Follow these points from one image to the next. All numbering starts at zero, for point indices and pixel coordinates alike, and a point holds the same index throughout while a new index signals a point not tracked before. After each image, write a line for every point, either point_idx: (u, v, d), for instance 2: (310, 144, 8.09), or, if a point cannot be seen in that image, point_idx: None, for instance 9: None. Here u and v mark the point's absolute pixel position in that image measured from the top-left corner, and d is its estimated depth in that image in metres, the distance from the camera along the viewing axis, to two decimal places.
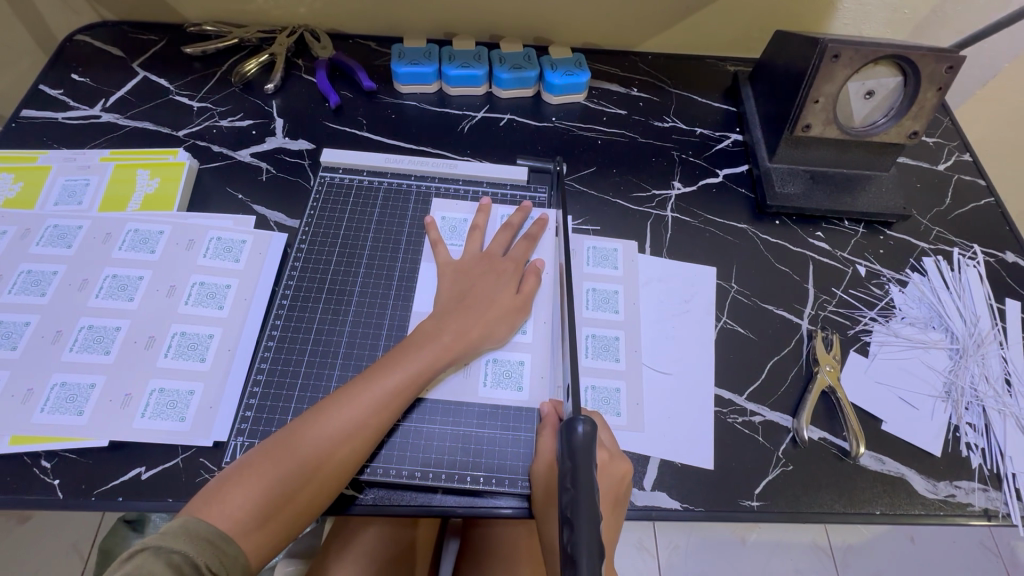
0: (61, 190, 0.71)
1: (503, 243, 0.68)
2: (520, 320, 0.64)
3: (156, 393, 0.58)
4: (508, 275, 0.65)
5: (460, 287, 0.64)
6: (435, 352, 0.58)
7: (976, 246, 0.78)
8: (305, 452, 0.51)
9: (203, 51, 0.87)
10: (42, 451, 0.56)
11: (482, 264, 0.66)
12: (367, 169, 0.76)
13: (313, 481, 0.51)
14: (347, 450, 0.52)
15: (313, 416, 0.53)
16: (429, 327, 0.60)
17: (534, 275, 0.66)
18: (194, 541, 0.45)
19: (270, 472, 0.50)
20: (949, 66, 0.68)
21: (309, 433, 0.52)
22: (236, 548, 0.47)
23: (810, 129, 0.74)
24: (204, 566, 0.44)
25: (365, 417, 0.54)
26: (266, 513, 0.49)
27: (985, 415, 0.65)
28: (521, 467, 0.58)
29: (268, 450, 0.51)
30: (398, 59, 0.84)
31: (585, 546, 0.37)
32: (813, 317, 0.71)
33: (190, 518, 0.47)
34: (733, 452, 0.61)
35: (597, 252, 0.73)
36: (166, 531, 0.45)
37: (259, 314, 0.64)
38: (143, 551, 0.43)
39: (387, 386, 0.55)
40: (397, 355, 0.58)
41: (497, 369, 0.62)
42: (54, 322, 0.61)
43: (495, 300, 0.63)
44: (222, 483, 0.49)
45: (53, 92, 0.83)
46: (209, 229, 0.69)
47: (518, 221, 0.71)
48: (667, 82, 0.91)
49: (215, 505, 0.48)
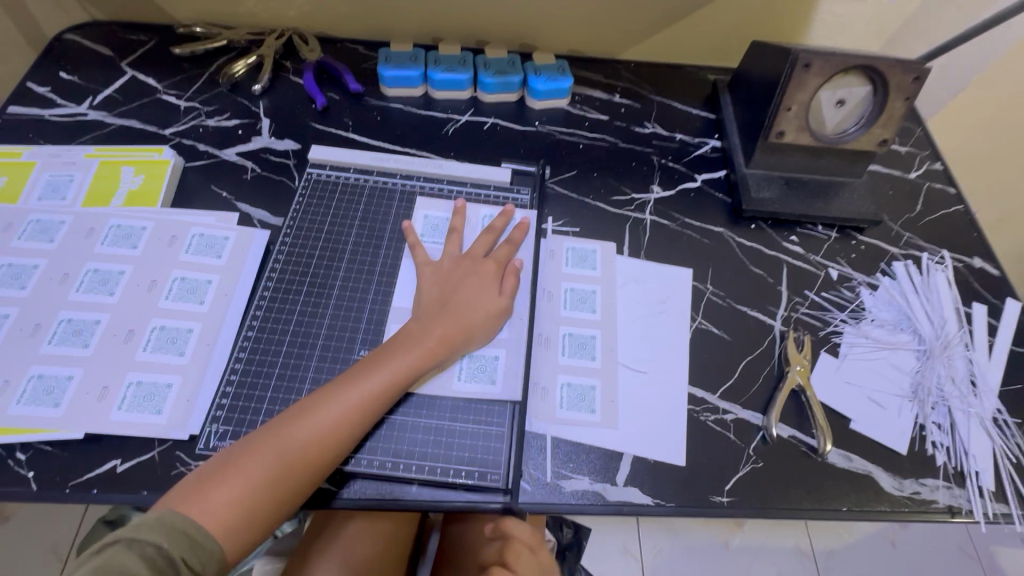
0: (45, 185, 0.72)
1: (484, 246, 0.69)
2: (501, 324, 0.65)
3: (133, 386, 0.59)
4: (490, 274, 0.66)
5: (443, 289, 0.65)
6: (419, 352, 0.59)
7: (944, 251, 0.80)
8: (287, 450, 0.52)
9: (192, 51, 0.88)
10: (17, 442, 0.56)
11: (466, 266, 0.67)
12: (352, 168, 0.77)
13: (295, 481, 0.51)
14: (329, 449, 0.53)
15: (297, 414, 0.54)
16: (414, 329, 0.61)
17: (513, 274, 0.67)
18: (169, 533, 0.46)
19: (252, 470, 0.50)
20: (915, 76, 0.70)
21: (292, 433, 0.52)
22: (214, 545, 0.48)
23: (784, 135, 0.76)
24: (176, 558, 0.45)
25: (348, 418, 0.54)
26: (247, 510, 0.49)
27: (950, 415, 0.66)
28: (494, 461, 0.59)
29: (250, 446, 0.52)
30: (384, 62, 0.86)
31: None
32: (786, 318, 0.72)
33: (169, 511, 0.47)
34: (704, 449, 0.63)
35: (575, 253, 0.74)
36: (141, 523, 0.46)
37: (239, 308, 0.65)
38: (116, 543, 0.45)
39: (371, 386, 0.56)
40: (383, 355, 0.58)
41: (473, 365, 0.63)
42: (34, 315, 0.61)
43: (478, 303, 0.63)
44: (204, 479, 0.50)
45: (41, 89, 0.84)
46: (192, 226, 0.70)
47: (501, 225, 0.72)
48: (649, 89, 0.94)
49: (195, 499, 0.49)
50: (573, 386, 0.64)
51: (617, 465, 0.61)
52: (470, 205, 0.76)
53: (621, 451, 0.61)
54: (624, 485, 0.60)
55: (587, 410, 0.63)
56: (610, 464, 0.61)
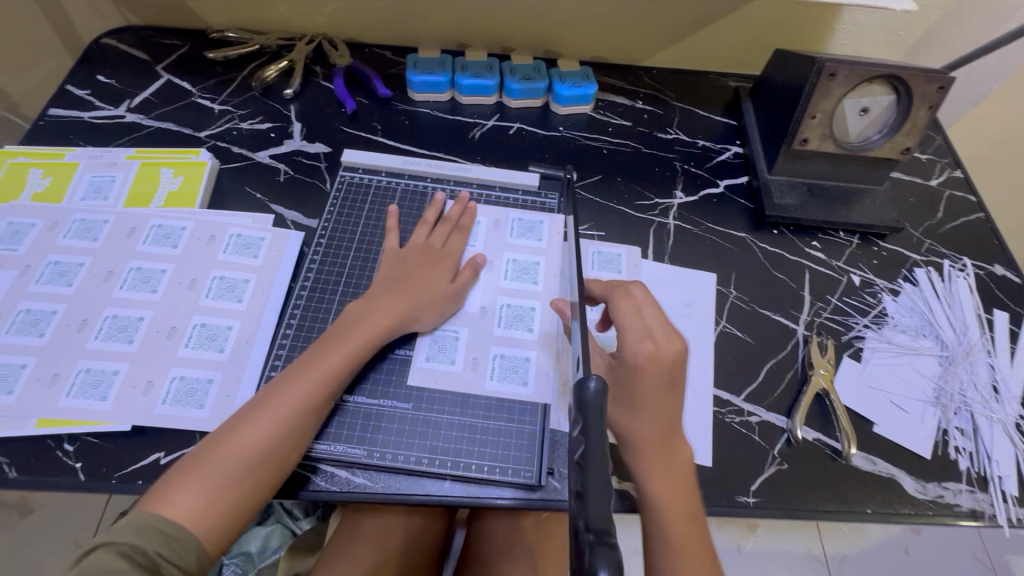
0: (87, 186, 0.74)
1: (441, 234, 0.71)
2: (450, 308, 0.66)
3: (176, 381, 0.61)
4: (445, 263, 0.68)
5: (394, 272, 0.66)
6: (365, 333, 0.60)
7: (965, 259, 0.81)
8: (250, 444, 0.52)
9: (225, 56, 0.91)
10: (65, 434, 0.58)
11: (419, 253, 0.68)
12: (385, 170, 0.79)
13: (258, 466, 0.52)
14: (287, 432, 0.54)
15: (254, 408, 0.54)
16: (360, 310, 0.62)
17: (472, 267, 0.69)
18: (143, 533, 0.47)
19: (217, 462, 0.51)
20: (939, 86, 0.71)
21: (252, 419, 0.53)
22: (188, 538, 0.48)
23: (807, 143, 0.77)
24: (153, 553, 0.46)
25: (303, 398, 0.55)
26: (216, 502, 0.50)
27: (973, 420, 0.67)
28: (526, 458, 0.60)
29: (210, 447, 0.52)
30: (413, 68, 0.88)
31: (598, 520, 0.34)
32: (809, 323, 0.74)
33: (140, 513, 0.48)
34: (729, 450, 0.64)
35: (602, 257, 0.76)
36: (118, 527, 0.47)
37: (276, 307, 0.67)
38: (97, 548, 0.46)
39: (321, 367, 0.57)
40: (330, 338, 0.60)
41: (433, 344, 0.65)
42: (81, 311, 0.64)
43: (428, 285, 0.65)
44: (171, 477, 0.51)
45: (80, 92, 0.86)
46: (229, 226, 0.72)
47: (454, 213, 0.73)
48: (671, 95, 0.95)
49: (164, 498, 0.49)
50: None
51: None
52: (482, 206, 0.77)
53: None
54: None
55: None
56: None
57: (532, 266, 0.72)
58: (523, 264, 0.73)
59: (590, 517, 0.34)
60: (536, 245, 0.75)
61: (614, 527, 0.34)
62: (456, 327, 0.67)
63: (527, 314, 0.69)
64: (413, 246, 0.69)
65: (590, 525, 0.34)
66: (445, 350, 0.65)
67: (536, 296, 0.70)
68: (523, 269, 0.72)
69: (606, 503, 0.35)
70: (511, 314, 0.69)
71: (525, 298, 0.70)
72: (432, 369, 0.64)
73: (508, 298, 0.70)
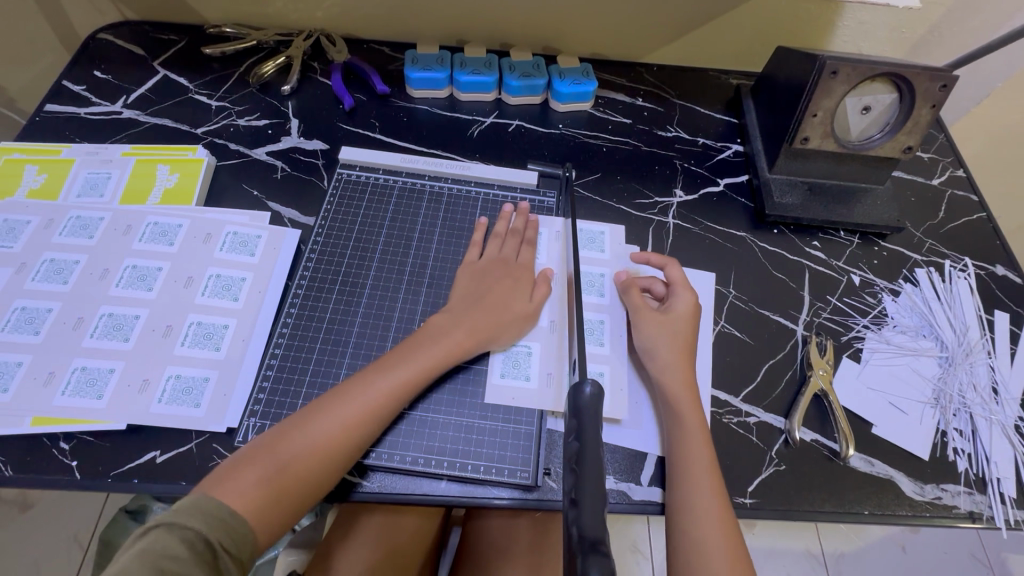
0: (83, 183, 0.74)
1: (512, 247, 0.71)
2: (527, 327, 0.66)
3: (172, 379, 0.60)
4: (523, 281, 0.68)
5: (473, 288, 0.66)
6: (443, 346, 0.60)
7: (967, 259, 0.80)
8: (315, 439, 0.53)
9: (222, 52, 0.90)
10: (61, 432, 0.58)
11: (497, 268, 0.68)
12: (383, 168, 0.79)
13: (322, 465, 0.53)
14: (354, 436, 0.54)
15: (325, 402, 0.55)
16: (440, 323, 0.62)
17: (546, 282, 0.69)
18: (206, 518, 0.47)
19: (283, 454, 0.52)
20: (943, 84, 0.70)
21: (323, 417, 0.54)
22: (246, 528, 0.48)
23: (808, 142, 0.76)
24: (213, 544, 0.46)
25: (376, 404, 0.56)
26: (277, 493, 0.50)
27: (971, 421, 0.67)
28: (521, 459, 0.60)
29: (282, 432, 0.53)
30: (411, 64, 0.87)
31: (592, 530, 0.34)
32: (809, 324, 0.73)
33: (205, 495, 0.48)
34: (726, 451, 0.64)
35: (584, 234, 0.77)
36: (179, 508, 0.47)
37: (272, 305, 0.66)
38: (157, 527, 0.45)
39: (397, 376, 0.57)
40: (407, 348, 0.60)
41: (507, 360, 0.65)
42: (76, 309, 0.63)
43: (509, 305, 0.65)
44: (237, 462, 0.51)
45: (76, 88, 0.86)
46: (226, 224, 0.71)
47: (518, 225, 0.73)
48: (672, 93, 0.94)
49: (229, 481, 0.50)
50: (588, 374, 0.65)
51: (641, 465, 0.62)
52: (545, 218, 0.77)
53: (645, 452, 0.62)
54: (648, 484, 0.61)
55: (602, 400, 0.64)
56: (635, 463, 0.62)
57: (597, 280, 0.72)
58: (588, 277, 0.73)
59: (583, 524, 0.35)
60: (599, 256, 0.75)
61: (606, 538, 0.34)
62: (529, 342, 0.66)
63: (597, 328, 0.69)
64: (490, 259, 0.69)
65: (583, 532, 0.35)
66: (519, 367, 0.64)
67: (604, 309, 0.70)
68: (589, 282, 0.72)
69: (600, 511, 0.36)
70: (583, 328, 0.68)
71: (593, 312, 0.70)
72: (509, 387, 0.63)
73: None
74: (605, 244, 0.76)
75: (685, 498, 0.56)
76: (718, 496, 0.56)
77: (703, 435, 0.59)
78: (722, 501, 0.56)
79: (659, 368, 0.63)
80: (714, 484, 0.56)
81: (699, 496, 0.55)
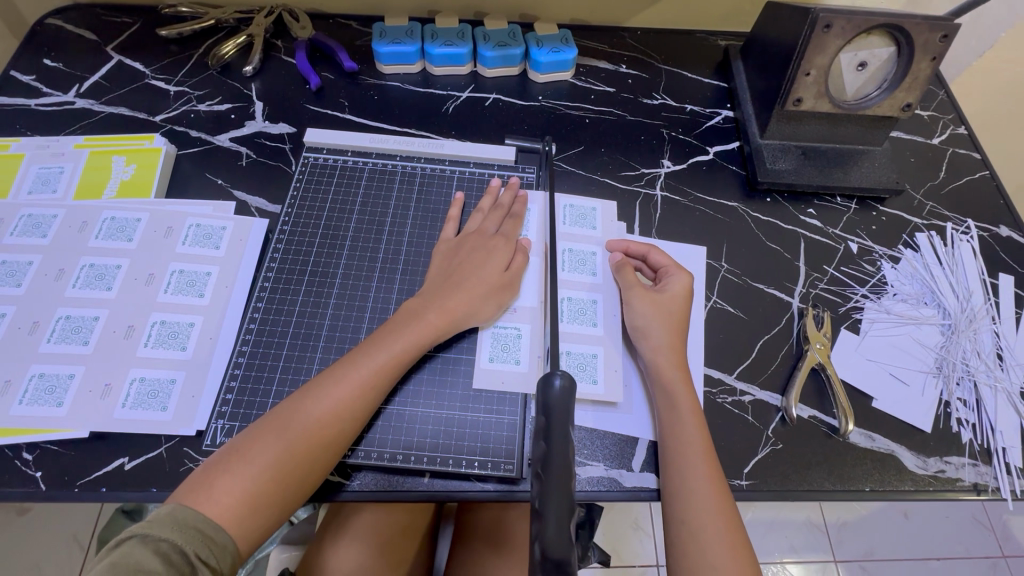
0: (34, 178, 0.70)
1: (494, 221, 0.67)
2: (506, 299, 0.63)
3: (136, 382, 0.57)
4: (499, 250, 0.64)
5: (448, 264, 0.63)
6: (419, 329, 0.57)
7: (970, 221, 0.77)
8: (291, 438, 0.50)
9: (179, 33, 0.85)
10: (22, 443, 0.55)
11: (474, 241, 0.64)
12: (351, 149, 0.74)
13: (301, 464, 0.50)
14: (332, 432, 0.51)
15: (299, 399, 0.52)
16: (413, 307, 0.59)
17: (523, 253, 0.65)
18: (182, 528, 0.44)
19: (257, 457, 0.49)
20: (944, 35, 0.66)
21: (296, 415, 0.51)
22: (225, 537, 0.46)
23: (801, 103, 0.72)
24: (191, 555, 0.43)
25: (352, 395, 0.53)
26: (255, 497, 0.48)
27: (976, 390, 0.64)
28: (505, 450, 0.57)
29: (257, 432, 0.50)
30: (379, 38, 0.82)
31: (552, 543, 0.33)
32: (805, 295, 0.70)
33: (178, 505, 0.46)
34: (721, 431, 0.61)
35: (574, 211, 0.73)
36: (154, 518, 0.44)
37: (239, 300, 0.63)
38: (130, 538, 0.43)
39: (370, 365, 0.54)
40: (382, 335, 0.57)
41: (494, 342, 0.62)
42: (31, 313, 0.60)
43: (482, 275, 0.61)
44: (210, 469, 0.48)
45: (25, 77, 0.81)
46: (188, 216, 0.68)
47: (505, 201, 0.69)
48: (657, 58, 0.89)
49: (203, 490, 0.47)
50: (574, 355, 0.62)
51: (632, 451, 0.59)
52: (533, 194, 0.73)
53: (636, 437, 0.60)
54: (640, 470, 0.58)
55: (588, 380, 0.61)
56: (625, 449, 0.59)
57: (588, 257, 0.69)
58: (579, 255, 0.69)
59: (545, 542, 0.33)
60: (590, 233, 0.71)
61: (570, 555, 0.33)
62: (516, 324, 0.63)
63: (588, 308, 0.66)
64: (467, 234, 0.66)
65: (545, 552, 0.32)
66: (508, 350, 0.61)
67: (597, 289, 0.67)
68: (580, 260, 0.69)
69: (565, 523, 0.34)
70: (574, 308, 0.66)
71: (586, 291, 0.67)
72: (497, 371, 0.60)
73: (568, 291, 0.67)
74: (597, 220, 0.72)
75: (679, 481, 0.53)
76: (710, 480, 0.53)
77: (693, 415, 0.57)
78: (717, 483, 0.53)
79: (653, 350, 0.60)
80: (707, 466, 0.54)
81: (692, 479, 0.53)
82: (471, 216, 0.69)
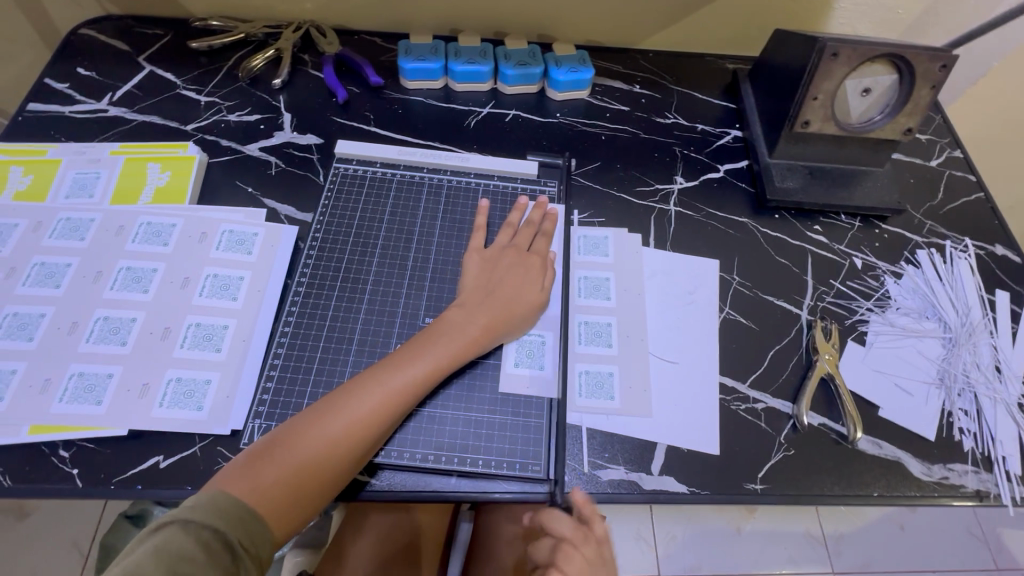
0: (71, 183, 0.72)
1: (525, 239, 0.70)
2: (537, 314, 0.65)
3: (173, 382, 0.59)
4: (534, 270, 0.67)
5: (482, 277, 0.65)
6: (456, 338, 0.59)
7: (967, 240, 0.81)
8: (329, 437, 0.52)
9: (209, 45, 0.88)
10: (60, 440, 0.56)
11: (506, 255, 0.67)
12: (380, 161, 0.77)
13: (338, 463, 0.52)
14: (369, 433, 0.53)
15: (339, 400, 0.54)
16: (449, 316, 0.61)
17: (551, 269, 0.68)
18: (223, 516, 0.46)
19: (299, 451, 0.51)
20: (942, 65, 0.70)
21: (336, 416, 0.53)
22: (262, 525, 0.47)
23: (809, 125, 0.76)
24: (234, 541, 0.45)
25: (390, 401, 0.55)
26: (294, 488, 0.50)
27: (976, 401, 0.67)
28: (531, 451, 0.59)
29: (296, 429, 0.52)
30: (405, 54, 0.86)
31: None
32: (813, 308, 0.73)
33: (221, 492, 0.47)
34: (737, 436, 0.64)
35: (587, 241, 0.75)
36: (194, 505, 0.45)
37: (273, 304, 0.65)
38: (171, 525, 0.44)
39: (408, 372, 0.56)
40: (420, 343, 0.59)
41: (520, 349, 0.64)
42: (70, 314, 0.62)
43: (522, 293, 0.64)
44: (253, 458, 0.50)
45: (59, 85, 0.83)
46: (222, 222, 0.70)
47: (535, 218, 0.72)
48: (669, 79, 0.93)
49: (245, 478, 0.49)
50: (592, 373, 0.65)
51: (651, 455, 0.61)
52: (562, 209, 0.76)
53: (655, 441, 0.62)
54: (659, 474, 0.61)
55: (606, 397, 0.64)
56: (644, 453, 0.61)
57: (602, 284, 0.71)
58: (592, 283, 0.71)
59: None
60: (604, 261, 0.73)
61: None
62: (541, 332, 0.66)
63: (604, 331, 0.68)
64: (498, 247, 0.68)
65: None
66: (534, 356, 0.64)
67: (611, 313, 0.69)
68: (593, 286, 0.71)
69: None
70: (589, 331, 0.68)
71: (600, 315, 0.69)
72: (522, 375, 0.63)
73: (583, 316, 0.69)
74: (610, 250, 0.74)
75: None
76: None
77: None
78: None
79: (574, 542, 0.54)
80: None
81: None
82: (498, 230, 0.71)
